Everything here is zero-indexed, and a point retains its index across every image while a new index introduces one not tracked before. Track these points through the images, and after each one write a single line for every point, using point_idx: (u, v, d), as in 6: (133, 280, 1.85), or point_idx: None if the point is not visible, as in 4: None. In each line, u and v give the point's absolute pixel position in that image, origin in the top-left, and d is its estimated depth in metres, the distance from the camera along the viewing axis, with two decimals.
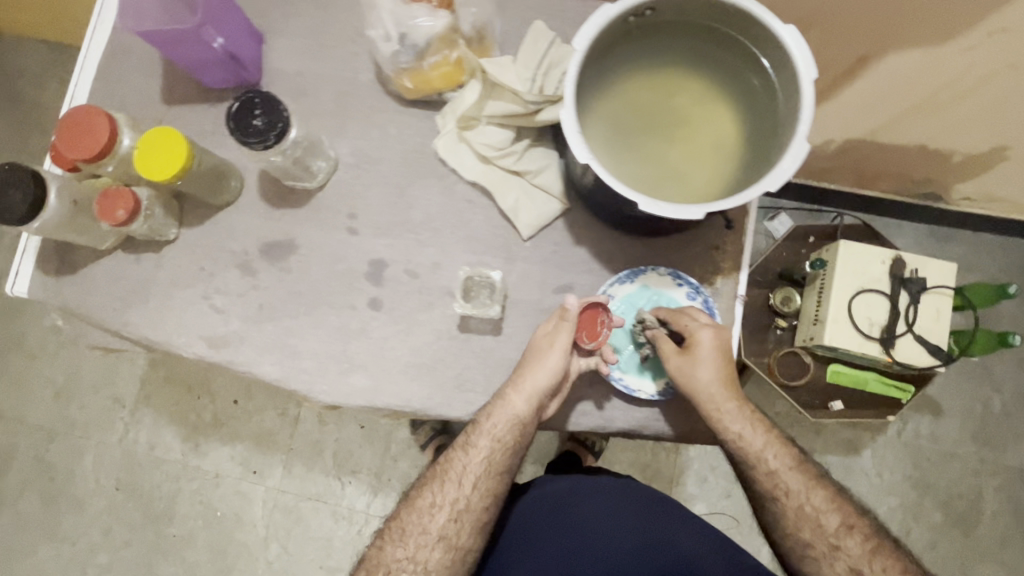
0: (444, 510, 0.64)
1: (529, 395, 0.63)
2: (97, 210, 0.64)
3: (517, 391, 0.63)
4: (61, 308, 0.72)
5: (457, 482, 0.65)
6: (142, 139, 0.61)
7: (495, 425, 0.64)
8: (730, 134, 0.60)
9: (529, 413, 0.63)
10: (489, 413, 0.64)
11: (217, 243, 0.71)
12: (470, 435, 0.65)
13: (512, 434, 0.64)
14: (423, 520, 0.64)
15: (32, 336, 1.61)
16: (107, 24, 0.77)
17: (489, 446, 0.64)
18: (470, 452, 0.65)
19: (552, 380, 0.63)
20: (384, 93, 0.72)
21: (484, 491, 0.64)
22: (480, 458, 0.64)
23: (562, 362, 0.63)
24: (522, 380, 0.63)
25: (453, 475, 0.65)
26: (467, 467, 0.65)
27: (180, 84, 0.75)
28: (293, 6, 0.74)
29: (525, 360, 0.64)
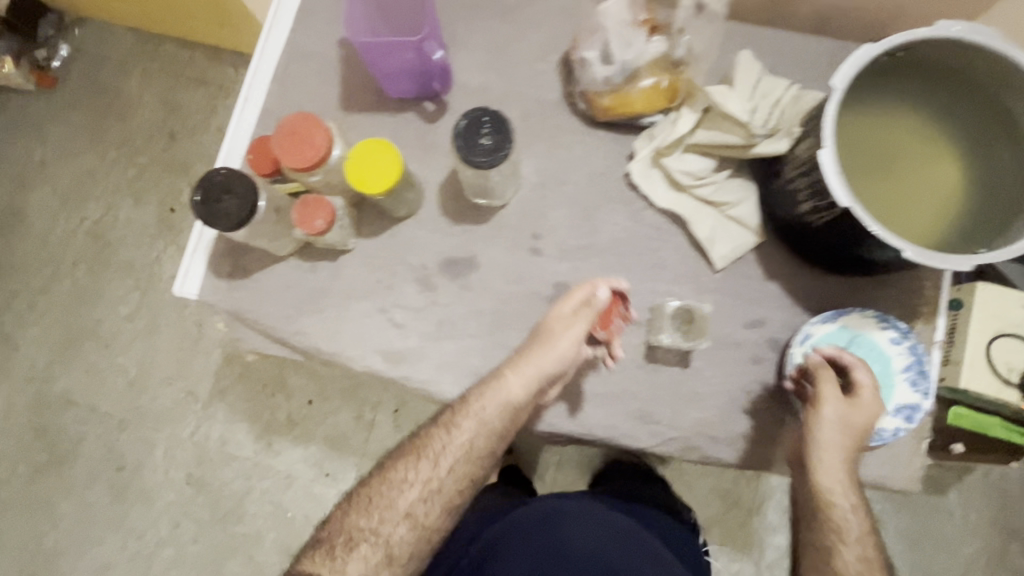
0: (414, 485, 0.62)
1: (528, 379, 0.62)
2: (295, 218, 0.63)
3: (518, 374, 0.62)
4: (231, 312, 0.71)
5: (433, 461, 0.62)
6: (355, 150, 0.60)
7: (487, 407, 0.62)
8: (967, 183, 0.57)
9: (525, 398, 0.62)
10: (485, 395, 0.63)
11: (396, 255, 0.70)
12: (454, 416, 0.63)
13: (492, 418, 0.62)
14: (392, 493, 0.62)
15: (108, 324, 1.60)
16: (286, 28, 0.77)
17: (473, 429, 0.62)
18: (450, 434, 0.62)
19: (553, 364, 0.62)
20: (572, 113, 0.71)
21: (461, 473, 0.62)
22: (462, 438, 0.62)
23: (568, 348, 0.62)
24: (524, 366, 0.62)
25: (430, 455, 0.63)
26: (445, 446, 0.62)
27: (358, 91, 0.74)
28: (479, 20, 0.73)
29: (530, 345, 0.64)
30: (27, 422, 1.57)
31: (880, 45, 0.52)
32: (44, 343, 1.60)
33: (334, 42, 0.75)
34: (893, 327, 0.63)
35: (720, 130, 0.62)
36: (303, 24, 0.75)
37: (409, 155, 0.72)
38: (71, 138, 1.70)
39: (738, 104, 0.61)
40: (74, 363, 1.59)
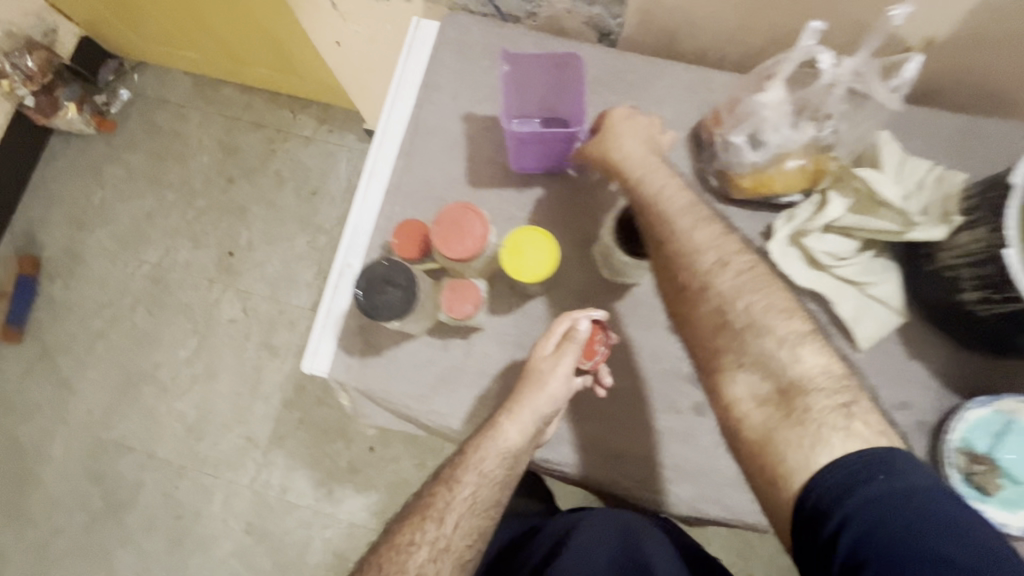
0: (423, 546, 0.64)
1: (523, 427, 0.63)
2: (445, 302, 0.63)
3: (513, 423, 0.63)
4: (362, 391, 0.70)
5: (438, 520, 0.64)
6: (512, 238, 0.61)
7: (485, 459, 0.64)
8: None
9: (524, 446, 0.64)
10: (478, 447, 0.64)
11: (529, 333, 0.70)
12: (455, 470, 0.65)
13: (490, 470, 0.64)
14: (401, 559, 0.64)
15: (166, 368, 1.60)
16: (405, 102, 0.78)
17: (475, 483, 0.65)
18: (453, 490, 0.65)
19: (549, 406, 0.64)
20: (704, 190, 0.71)
21: (467, 528, 0.64)
22: (465, 493, 0.65)
23: (557, 391, 0.64)
24: (517, 414, 0.63)
25: (434, 512, 0.65)
26: (449, 503, 0.65)
27: (485, 166, 0.74)
28: (603, 97, 0.75)
29: (521, 391, 0.64)
30: (84, 469, 1.56)
31: None
32: (101, 388, 1.60)
33: (459, 117, 0.76)
34: None
35: (874, 216, 0.62)
36: (428, 99, 0.76)
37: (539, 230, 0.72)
38: (130, 182, 1.72)
39: (892, 191, 0.61)
40: (132, 408, 1.58)
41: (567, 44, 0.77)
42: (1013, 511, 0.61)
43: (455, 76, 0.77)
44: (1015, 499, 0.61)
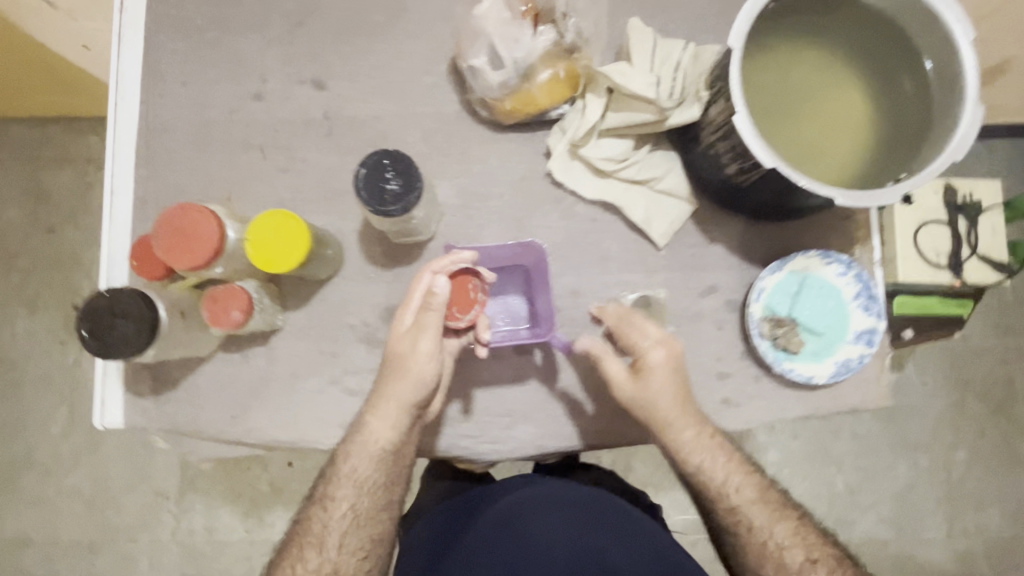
0: (304, 568, 0.58)
1: (391, 420, 0.58)
2: (207, 316, 0.56)
3: (378, 418, 0.58)
4: (168, 429, 0.64)
5: (319, 544, 0.58)
6: (253, 227, 0.54)
7: (358, 462, 0.58)
8: (864, 115, 0.58)
9: (396, 438, 0.59)
10: (348, 451, 0.59)
11: (332, 320, 0.65)
12: (331, 488, 0.59)
13: (364, 478, 0.58)
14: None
15: (41, 449, 1.41)
16: (130, 101, 0.67)
17: (353, 495, 0.58)
18: (329, 508, 0.58)
19: (416, 392, 0.58)
20: (477, 122, 0.66)
21: (356, 545, 0.58)
22: (344, 508, 0.58)
23: (423, 370, 0.58)
24: (385, 404, 0.58)
25: (314, 537, 0.58)
26: (328, 525, 0.58)
27: (239, 152, 0.66)
28: (349, 43, 0.67)
29: (381, 381, 0.59)
30: None
31: None
32: None
33: (197, 104, 0.66)
34: (836, 260, 0.65)
35: (632, 110, 0.60)
36: (155, 92, 0.66)
37: (317, 207, 0.65)
38: None
39: (641, 80, 0.58)
40: (15, 502, 1.40)
41: None
42: (817, 361, 0.64)
43: (180, 57, 0.67)
44: (818, 350, 0.64)
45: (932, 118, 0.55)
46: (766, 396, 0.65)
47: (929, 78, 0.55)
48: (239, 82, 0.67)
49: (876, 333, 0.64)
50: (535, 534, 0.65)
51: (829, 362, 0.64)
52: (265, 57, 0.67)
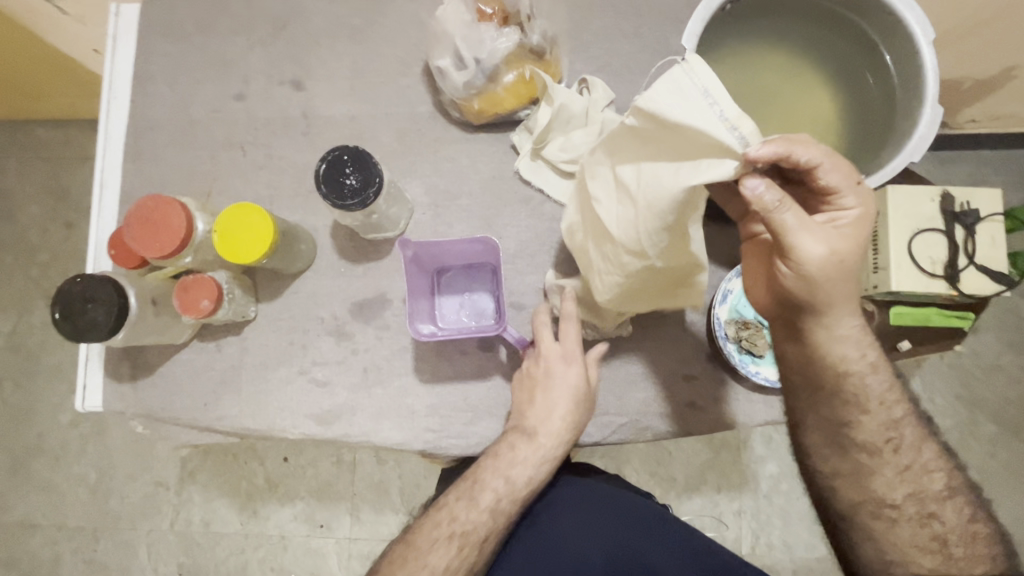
0: (457, 531, 0.59)
1: (568, 427, 0.60)
2: (178, 304, 0.59)
3: (557, 420, 0.60)
4: (144, 414, 0.66)
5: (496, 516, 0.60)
6: (221, 218, 0.56)
7: (544, 452, 0.60)
8: (830, 110, 0.57)
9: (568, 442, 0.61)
10: (536, 435, 0.60)
11: (303, 313, 0.66)
12: (517, 470, 0.60)
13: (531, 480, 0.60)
14: (432, 541, 0.59)
15: (53, 436, 1.45)
16: (121, 100, 0.71)
17: (532, 484, 0.61)
18: (511, 482, 0.60)
19: (579, 410, 0.61)
20: (448, 122, 0.68)
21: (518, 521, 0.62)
22: (525, 490, 0.61)
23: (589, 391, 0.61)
24: (559, 411, 0.60)
25: (494, 505, 0.60)
26: (509, 502, 0.60)
27: (220, 150, 0.69)
28: (329, 46, 0.69)
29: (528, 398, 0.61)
30: None
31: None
32: None
33: (184, 104, 0.69)
34: None
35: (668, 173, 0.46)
36: (144, 92, 0.70)
37: (293, 204, 0.68)
38: None
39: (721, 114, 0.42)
40: (27, 487, 1.45)
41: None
42: None
43: (170, 58, 0.70)
44: None
45: (897, 113, 0.54)
46: (731, 399, 0.65)
47: (891, 70, 0.55)
48: (223, 83, 0.70)
49: None
50: (575, 541, 0.69)
51: None
52: (249, 60, 0.70)
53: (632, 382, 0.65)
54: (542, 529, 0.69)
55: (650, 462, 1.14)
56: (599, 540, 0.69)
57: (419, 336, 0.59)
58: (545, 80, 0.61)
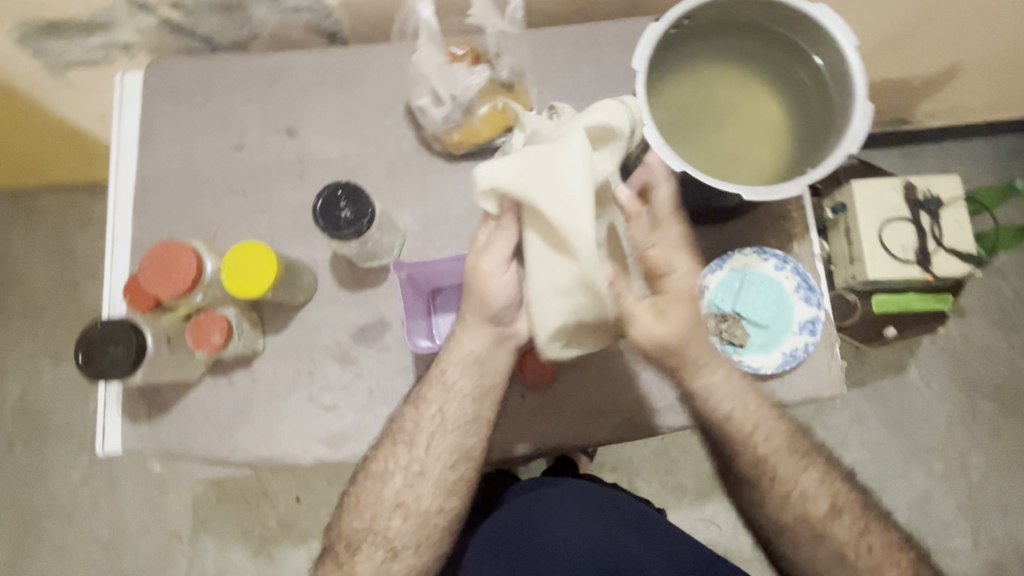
0: (406, 479, 0.66)
1: (482, 338, 0.63)
2: (192, 341, 0.63)
3: (470, 334, 0.63)
4: (162, 451, 0.69)
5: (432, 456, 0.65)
6: (228, 257, 0.61)
7: (460, 373, 0.64)
8: (775, 114, 0.64)
9: (489, 355, 0.64)
10: (447, 365, 0.64)
11: (308, 342, 0.70)
12: (441, 402, 0.64)
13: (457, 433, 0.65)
14: (384, 487, 0.67)
15: (64, 495, 1.46)
16: (129, 159, 0.76)
17: (461, 407, 0.64)
18: (435, 416, 0.65)
19: (503, 321, 0.62)
20: (431, 154, 0.73)
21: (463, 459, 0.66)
22: (455, 419, 0.65)
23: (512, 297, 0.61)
24: (472, 324, 0.63)
25: (426, 446, 0.65)
26: (442, 435, 0.65)
27: (223, 198, 0.74)
28: (318, 95, 0.76)
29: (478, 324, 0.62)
30: None
31: (660, 23, 0.57)
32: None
33: (187, 158, 0.75)
34: (772, 255, 0.69)
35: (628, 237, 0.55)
36: (150, 150, 0.76)
37: (293, 241, 0.72)
38: None
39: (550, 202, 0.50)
40: (40, 549, 1.44)
41: (274, 57, 0.77)
42: (763, 353, 0.67)
43: (172, 118, 0.76)
44: (763, 342, 0.68)
45: (834, 111, 0.61)
46: None
47: (823, 73, 0.62)
48: (223, 136, 0.75)
49: (818, 322, 0.67)
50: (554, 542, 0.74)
51: (775, 352, 0.67)
52: (245, 114, 0.76)
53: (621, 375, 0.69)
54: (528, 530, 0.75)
55: (658, 469, 1.16)
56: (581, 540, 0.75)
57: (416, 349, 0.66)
58: (516, 109, 0.66)
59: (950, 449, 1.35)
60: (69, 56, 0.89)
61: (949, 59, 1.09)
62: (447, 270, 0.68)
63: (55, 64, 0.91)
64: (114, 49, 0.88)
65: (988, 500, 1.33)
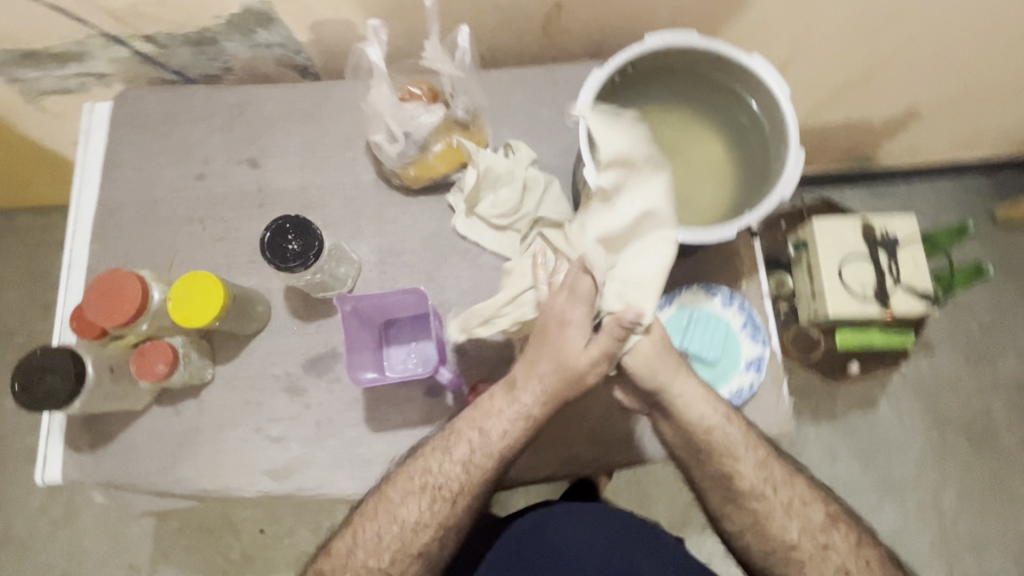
0: (413, 518, 0.63)
1: (542, 398, 0.61)
2: (135, 370, 0.62)
3: (526, 390, 0.61)
4: (104, 482, 0.68)
5: (449, 499, 0.63)
6: (175, 286, 0.61)
7: (507, 431, 0.62)
8: (720, 155, 0.66)
9: (540, 415, 0.61)
10: (498, 418, 0.62)
11: (259, 372, 0.70)
12: (472, 454, 0.62)
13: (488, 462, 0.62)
14: (392, 522, 0.63)
15: (20, 525, 1.39)
16: (92, 187, 0.77)
17: (494, 463, 0.62)
18: (468, 472, 0.62)
19: (562, 380, 0.60)
20: (389, 187, 0.75)
21: (476, 508, 0.64)
22: (482, 473, 0.62)
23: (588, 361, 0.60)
24: (534, 378, 0.61)
25: (446, 491, 0.63)
26: (463, 485, 0.62)
27: (182, 226, 0.74)
28: (281, 128, 0.77)
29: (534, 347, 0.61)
30: None
31: (603, 71, 0.59)
32: None
33: (149, 186, 0.76)
34: (719, 293, 0.70)
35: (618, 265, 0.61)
36: (113, 178, 0.77)
37: (249, 270, 0.73)
38: None
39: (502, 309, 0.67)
40: None
41: (240, 90, 0.79)
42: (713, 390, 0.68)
43: (137, 147, 0.77)
44: (711, 379, 0.69)
45: (772, 154, 0.63)
46: None
47: (761, 116, 0.64)
48: (185, 166, 0.77)
49: (763, 362, 0.69)
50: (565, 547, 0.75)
51: (722, 389, 0.68)
52: (209, 144, 0.77)
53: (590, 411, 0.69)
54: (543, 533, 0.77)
55: None
56: (593, 551, 0.75)
57: (358, 383, 0.64)
58: (469, 148, 0.68)
59: (923, 485, 1.35)
60: (44, 84, 0.91)
61: (905, 104, 1.13)
62: (394, 304, 0.68)
63: (29, 91, 0.93)
64: (87, 78, 0.89)
65: (962, 538, 1.32)
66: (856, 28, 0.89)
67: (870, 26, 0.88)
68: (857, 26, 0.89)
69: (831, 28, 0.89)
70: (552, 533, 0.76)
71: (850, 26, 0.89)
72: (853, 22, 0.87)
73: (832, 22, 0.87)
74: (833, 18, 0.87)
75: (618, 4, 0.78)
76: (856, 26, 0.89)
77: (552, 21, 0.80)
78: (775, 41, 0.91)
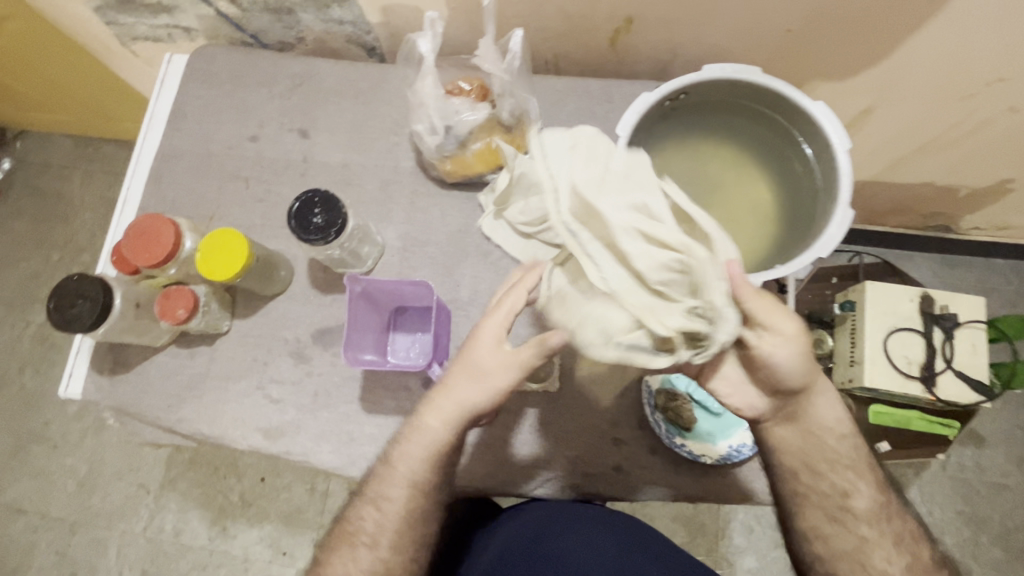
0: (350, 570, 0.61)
1: (446, 416, 0.59)
2: (158, 310, 0.66)
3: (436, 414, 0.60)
4: (116, 407, 0.72)
5: (371, 544, 0.61)
6: (206, 240, 0.64)
7: (413, 458, 0.60)
8: (764, 199, 0.63)
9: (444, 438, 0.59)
10: (407, 444, 0.61)
11: (271, 332, 0.72)
12: (383, 485, 0.61)
13: (413, 460, 0.60)
14: (357, 539, 0.62)
15: (55, 426, 1.51)
16: (158, 133, 0.83)
17: (405, 495, 0.61)
18: (382, 510, 0.61)
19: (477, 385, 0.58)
20: (426, 178, 0.76)
21: (406, 551, 0.61)
22: (395, 505, 0.61)
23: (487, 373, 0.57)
24: (441, 403, 0.59)
25: (366, 536, 0.61)
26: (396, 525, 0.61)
27: (228, 183, 0.78)
28: (334, 102, 0.79)
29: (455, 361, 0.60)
30: None
31: (655, 93, 0.58)
32: None
33: (205, 141, 0.80)
34: None
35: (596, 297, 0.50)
36: (176, 126, 0.81)
37: (281, 235, 0.76)
38: None
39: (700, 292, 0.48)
40: (22, 472, 1.49)
41: (304, 62, 0.81)
42: (709, 442, 0.67)
43: (202, 101, 0.82)
44: (711, 430, 0.67)
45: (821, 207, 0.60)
46: (655, 468, 0.67)
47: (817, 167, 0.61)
48: (241, 127, 0.80)
49: None
50: (568, 555, 0.72)
51: (720, 444, 0.66)
52: (266, 109, 0.80)
53: (542, 436, 0.68)
54: (534, 541, 0.73)
55: None
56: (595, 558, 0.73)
57: (355, 363, 0.65)
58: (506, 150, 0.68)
59: None
60: (137, 30, 0.97)
61: (998, 178, 1.03)
62: (404, 292, 0.68)
63: (125, 34, 1.00)
64: (174, 30, 0.94)
65: None
66: (945, 88, 0.82)
67: (962, 88, 0.81)
68: (948, 87, 0.81)
69: (921, 86, 0.82)
70: (550, 543, 0.72)
71: (942, 85, 0.81)
72: (943, 81, 0.80)
73: (920, 78, 0.80)
74: (925, 74, 0.79)
75: (690, 28, 0.75)
76: (948, 86, 0.81)
77: (620, 35, 0.78)
78: (858, 85, 0.84)
